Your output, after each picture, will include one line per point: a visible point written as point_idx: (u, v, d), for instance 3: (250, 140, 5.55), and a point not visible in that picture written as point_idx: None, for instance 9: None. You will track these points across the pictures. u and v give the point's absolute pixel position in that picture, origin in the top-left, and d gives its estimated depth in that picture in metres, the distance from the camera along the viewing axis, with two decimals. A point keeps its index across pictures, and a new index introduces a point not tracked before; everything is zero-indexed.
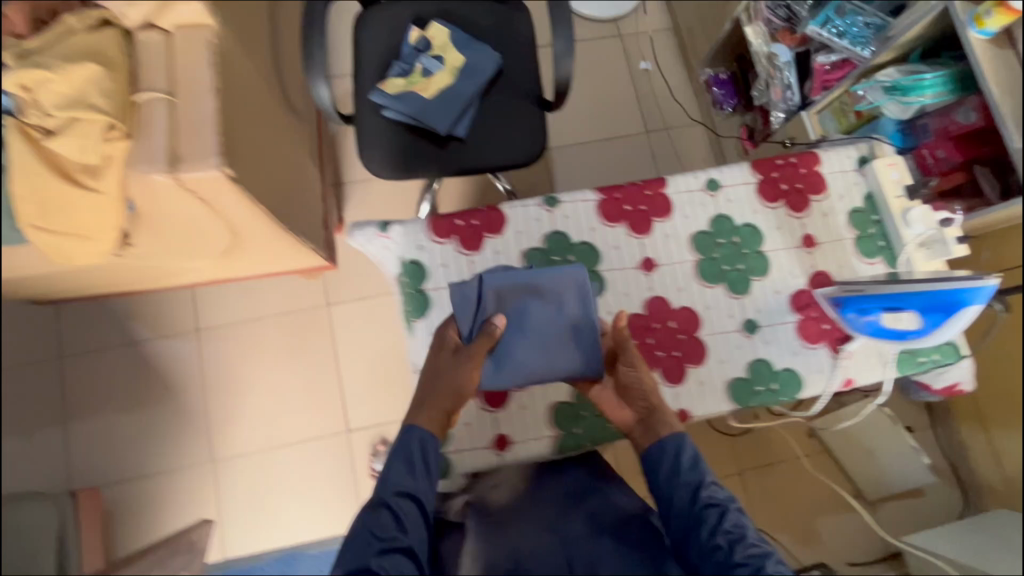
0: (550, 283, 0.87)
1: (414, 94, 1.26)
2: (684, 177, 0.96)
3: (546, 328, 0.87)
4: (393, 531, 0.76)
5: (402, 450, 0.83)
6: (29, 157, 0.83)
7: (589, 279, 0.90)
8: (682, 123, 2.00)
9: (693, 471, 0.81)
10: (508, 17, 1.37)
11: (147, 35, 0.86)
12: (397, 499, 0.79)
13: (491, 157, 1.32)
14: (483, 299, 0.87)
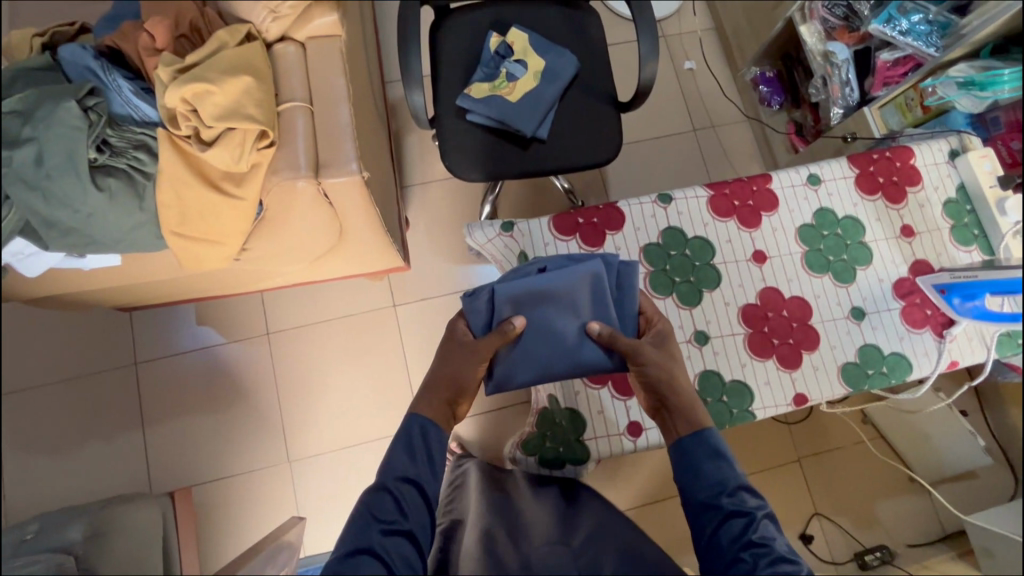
0: (565, 284, 0.90)
1: (499, 98, 1.31)
2: (787, 173, 1.01)
3: (557, 329, 0.90)
4: (393, 516, 0.76)
5: (403, 437, 0.83)
6: (179, 165, 0.86)
7: (606, 277, 0.90)
8: (728, 121, 2.05)
9: (717, 475, 0.78)
10: (582, 22, 1.42)
11: (284, 47, 0.90)
12: (399, 485, 0.79)
13: (571, 158, 1.36)
14: (492, 305, 0.91)
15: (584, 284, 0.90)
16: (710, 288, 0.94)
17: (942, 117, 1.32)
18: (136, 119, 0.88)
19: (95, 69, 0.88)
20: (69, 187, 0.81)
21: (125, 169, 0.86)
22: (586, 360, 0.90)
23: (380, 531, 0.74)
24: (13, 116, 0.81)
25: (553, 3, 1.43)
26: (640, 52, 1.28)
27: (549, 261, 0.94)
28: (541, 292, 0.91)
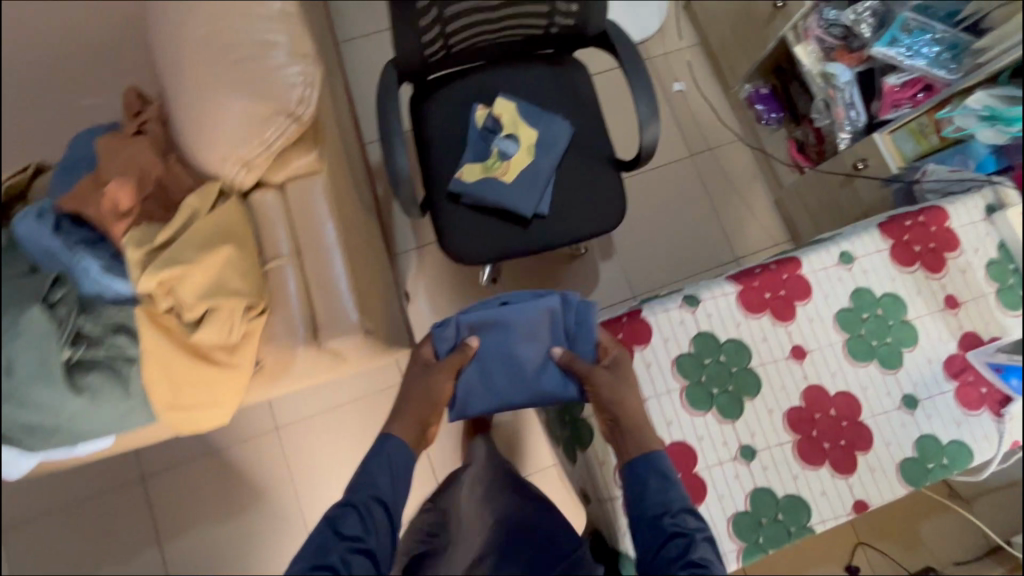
0: (521, 313, 0.91)
1: (494, 180, 1.23)
2: (817, 254, 0.94)
3: (515, 362, 0.92)
4: (353, 531, 0.79)
5: (376, 453, 0.86)
6: (164, 343, 0.80)
7: (562, 307, 0.91)
8: (724, 141, 1.96)
9: (659, 497, 0.75)
10: (569, 80, 1.33)
11: (261, 197, 0.90)
12: (365, 502, 0.82)
13: (574, 230, 1.28)
14: (454, 334, 0.93)
15: (544, 320, 0.92)
16: (751, 395, 0.88)
17: (956, 147, 1.24)
18: (110, 298, 0.85)
19: (57, 249, 0.83)
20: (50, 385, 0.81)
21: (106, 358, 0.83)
22: (542, 394, 0.91)
23: (339, 543, 0.77)
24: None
25: (537, 62, 1.34)
26: (637, 114, 1.19)
27: (512, 294, 0.95)
28: (500, 324, 0.92)
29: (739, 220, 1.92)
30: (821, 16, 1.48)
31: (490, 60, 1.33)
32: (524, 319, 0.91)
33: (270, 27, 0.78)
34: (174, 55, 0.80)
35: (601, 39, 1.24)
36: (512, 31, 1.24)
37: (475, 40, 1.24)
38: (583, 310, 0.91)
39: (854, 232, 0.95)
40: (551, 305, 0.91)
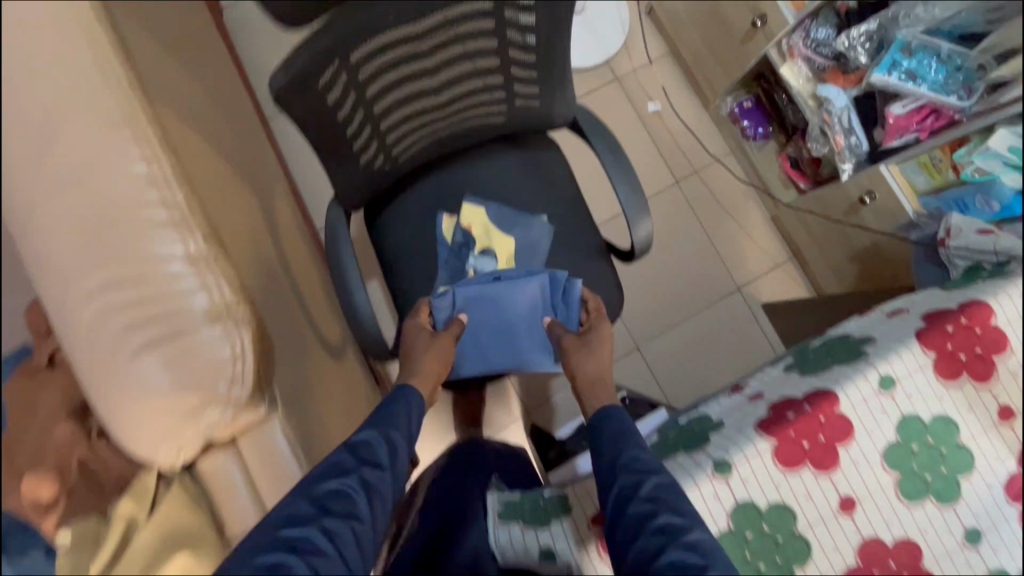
0: (512, 288, 1.12)
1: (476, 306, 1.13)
2: (855, 384, 0.83)
3: (505, 327, 1.13)
4: (375, 459, 0.79)
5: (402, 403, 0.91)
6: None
7: (547, 284, 1.12)
8: (710, 161, 1.81)
9: (614, 445, 0.86)
10: (541, 165, 1.18)
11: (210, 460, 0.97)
12: (388, 435, 0.84)
13: None
14: (452, 304, 1.10)
15: (531, 293, 1.12)
16: (802, 564, 0.79)
17: (967, 186, 1.10)
18: None
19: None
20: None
21: None
22: (530, 356, 1.14)
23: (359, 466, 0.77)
24: None
25: (502, 149, 1.17)
26: (625, 210, 1.05)
27: (504, 271, 1.14)
28: (492, 298, 1.12)
29: (735, 244, 1.79)
30: (808, 34, 1.32)
31: (442, 159, 1.15)
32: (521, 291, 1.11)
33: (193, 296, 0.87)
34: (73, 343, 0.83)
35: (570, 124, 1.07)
36: (465, 132, 1.06)
37: (424, 151, 1.06)
38: (566, 288, 1.11)
39: (892, 349, 0.85)
40: (537, 282, 1.11)
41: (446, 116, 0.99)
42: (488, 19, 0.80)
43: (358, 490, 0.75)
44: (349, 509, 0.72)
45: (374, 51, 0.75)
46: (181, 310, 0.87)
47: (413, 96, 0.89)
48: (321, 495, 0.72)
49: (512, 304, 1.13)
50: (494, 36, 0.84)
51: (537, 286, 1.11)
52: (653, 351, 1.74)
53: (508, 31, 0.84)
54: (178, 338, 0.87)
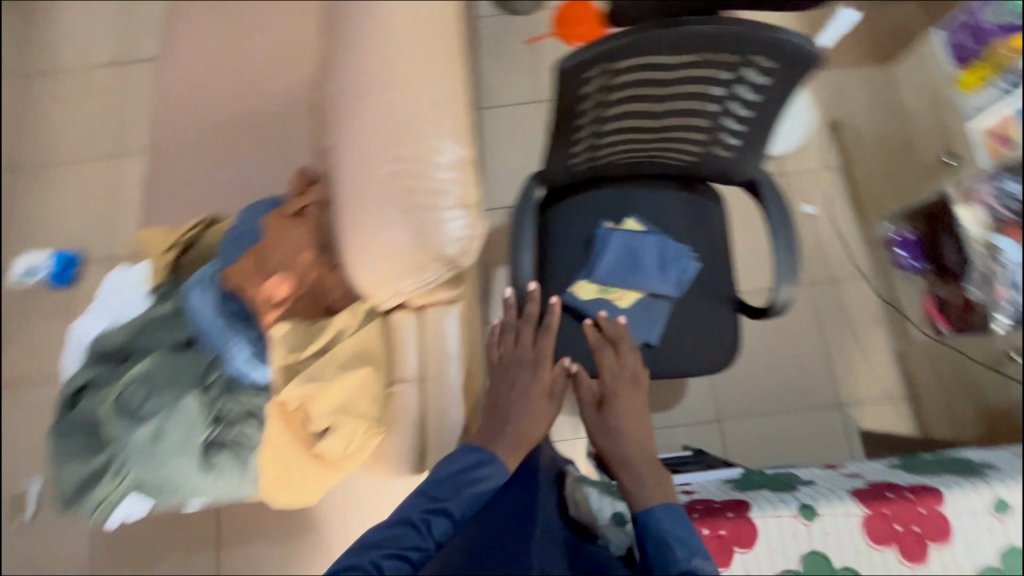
0: (656, 247, 1.23)
1: (608, 303, 1.21)
2: (965, 493, 0.84)
3: (641, 274, 1.22)
4: (440, 508, 0.83)
5: (467, 467, 0.90)
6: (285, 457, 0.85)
7: (685, 257, 1.24)
8: (850, 276, 1.83)
9: (659, 558, 0.80)
10: (703, 210, 1.32)
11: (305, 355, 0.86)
12: (452, 504, 0.84)
13: (680, 365, 1.23)
14: (607, 241, 1.24)
15: (668, 257, 1.23)
16: None
17: None
18: (247, 383, 0.87)
19: (219, 329, 0.88)
20: (102, 470, 0.83)
21: (235, 442, 0.86)
22: (648, 310, 1.22)
23: (425, 512, 0.83)
24: (135, 385, 0.83)
25: (676, 188, 1.32)
26: (774, 269, 1.13)
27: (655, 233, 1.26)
28: (638, 248, 1.23)
29: (850, 363, 1.77)
30: (1000, 186, 1.43)
31: (626, 179, 1.31)
32: (660, 242, 1.24)
33: (443, 179, 0.82)
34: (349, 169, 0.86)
35: (749, 184, 1.19)
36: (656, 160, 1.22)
37: (614, 166, 1.24)
38: (689, 262, 1.24)
39: (1016, 477, 0.84)
40: (675, 252, 1.24)
41: (650, 139, 1.15)
42: (729, 73, 0.95)
43: (412, 528, 0.81)
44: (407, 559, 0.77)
45: (635, 65, 0.93)
46: (432, 194, 0.82)
47: (637, 111, 1.05)
48: (379, 533, 0.79)
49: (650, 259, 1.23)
50: (723, 88, 0.98)
51: (677, 257, 1.23)
52: (733, 432, 1.74)
53: (737, 88, 0.98)
54: (428, 207, 0.82)
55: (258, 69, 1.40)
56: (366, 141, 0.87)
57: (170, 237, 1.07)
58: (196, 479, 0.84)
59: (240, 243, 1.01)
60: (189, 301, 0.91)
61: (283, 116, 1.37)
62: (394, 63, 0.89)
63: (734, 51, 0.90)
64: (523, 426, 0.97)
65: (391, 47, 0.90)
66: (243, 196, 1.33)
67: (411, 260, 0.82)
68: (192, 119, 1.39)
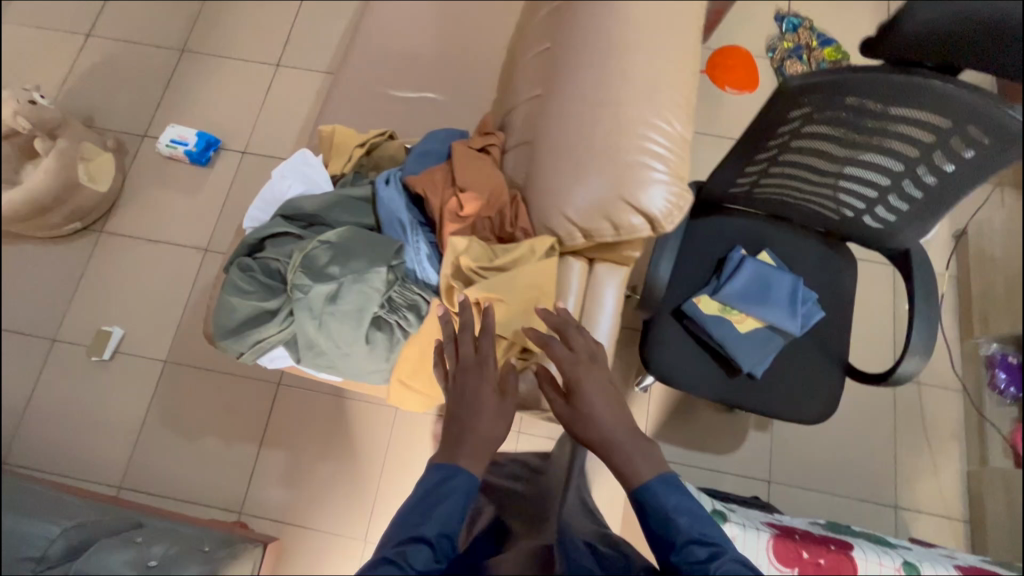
0: (786, 285, 1.24)
1: (727, 323, 1.24)
2: None
3: (766, 305, 1.22)
4: (419, 542, 0.67)
5: (429, 481, 0.71)
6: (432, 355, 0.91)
7: (812, 304, 1.24)
8: (938, 385, 1.80)
9: (664, 534, 0.74)
10: (836, 269, 1.33)
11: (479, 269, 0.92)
12: (428, 530, 0.68)
13: (767, 402, 1.25)
14: (739, 266, 1.27)
15: (794, 299, 1.23)
16: None
17: None
18: (417, 279, 0.96)
19: (405, 224, 0.97)
20: (272, 315, 0.91)
21: (392, 326, 0.91)
22: (762, 340, 1.23)
23: (399, 544, 0.66)
24: (325, 247, 0.90)
25: (817, 240, 1.35)
26: (907, 340, 1.12)
27: (786, 272, 1.27)
28: (768, 281, 1.25)
29: (915, 470, 1.74)
30: None
31: (773, 217, 1.34)
32: (794, 280, 1.24)
33: (652, 150, 0.88)
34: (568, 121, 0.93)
35: (899, 253, 1.19)
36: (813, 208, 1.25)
37: (771, 203, 1.27)
38: (814, 309, 1.24)
39: None
40: (803, 295, 1.24)
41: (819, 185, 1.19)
42: (930, 137, 0.98)
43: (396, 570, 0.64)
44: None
45: (845, 104, 0.97)
46: (639, 159, 0.88)
47: (819, 151, 1.09)
48: None
49: (778, 294, 1.23)
50: (919, 149, 1.01)
51: (805, 301, 1.23)
52: (779, 496, 1.71)
53: (934, 154, 1.00)
54: (634, 170, 0.87)
55: (463, 18, 1.51)
56: (593, 103, 0.94)
57: (364, 135, 1.17)
58: (351, 351, 0.89)
59: (424, 159, 1.10)
60: (378, 194, 0.99)
61: (472, 66, 1.47)
62: (635, 40, 0.96)
63: (952, 114, 0.92)
64: (487, 428, 0.74)
65: (635, 25, 0.97)
66: (417, 126, 1.42)
67: (603, 212, 0.87)
68: (392, 41, 1.49)
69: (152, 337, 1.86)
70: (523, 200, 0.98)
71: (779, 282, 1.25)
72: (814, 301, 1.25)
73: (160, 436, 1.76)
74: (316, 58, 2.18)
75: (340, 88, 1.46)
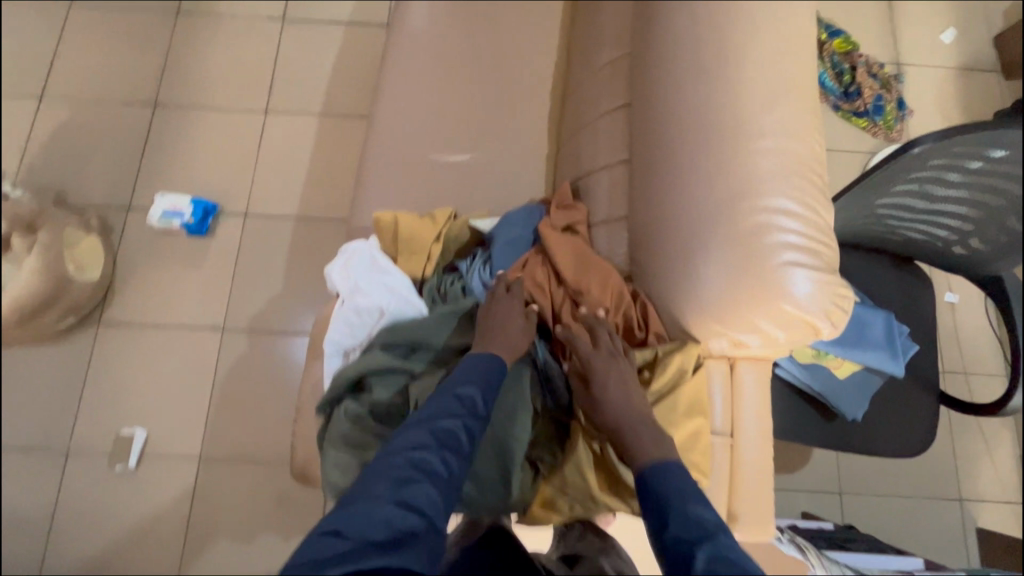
0: (880, 324, 1.19)
1: (824, 369, 1.20)
2: None
3: (864, 346, 1.17)
4: (471, 400, 0.77)
5: (471, 361, 0.82)
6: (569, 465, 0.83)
7: (908, 341, 1.21)
8: (985, 373, 1.83)
9: (657, 511, 0.66)
10: (916, 291, 1.30)
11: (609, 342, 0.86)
12: (472, 392, 0.78)
13: (871, 443, 1.22)
14: None
15: (889, 335, 1.18)
16: None
17: None
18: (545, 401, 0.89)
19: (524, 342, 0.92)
20: None
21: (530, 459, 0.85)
22: (861, 383, 1.20)
23: (457, 394, 0.77)
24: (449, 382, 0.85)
25: (892, 264, 1.31)
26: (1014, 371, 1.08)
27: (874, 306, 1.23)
28: (861, 320, 1.20)
29: (972, 461, 1.77)
30: None
31: (879, 247, 1.31)
32: (886, 318, 1.19)
33: (785, 232, 0.78)
34: (689, 194, 0.85)
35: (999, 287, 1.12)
36: (919, 236, 1.20)
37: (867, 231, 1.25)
38: (909, 344, 1.20)
39: None
40: (898, 332, 1.20)
41: (924, 214, 1.14)
42: None
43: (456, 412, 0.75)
44: (440, 469, 0.69)
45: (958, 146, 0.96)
46: (772, 240, 0.78)
47: None
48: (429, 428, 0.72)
49: (874, 334, 1.19)
50: None
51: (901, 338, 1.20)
52: (852, 504, 1.73)
53: None
54: (767, 255, 0.78)
55: (497, 62, 1.39)
56: (711, 170, 0.85)
57: (436, 227, 1.07)
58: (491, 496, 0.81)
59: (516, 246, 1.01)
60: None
61: (515, 114, 1.35)
62: (758, 100, 0.85)
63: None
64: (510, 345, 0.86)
65: (756, 82, 0.86)
66: (464, 189, 1.30)
67: (729, 302, 0.79)
68: (424, 97, 1.37)
69: (180, 433, 1.70)
70: (645, 297, 0.90)
71: (872, 321, 1.20)
72: (908, 337, 1.22)
73: (209, 538, 1.63)
74: (310, 98, 1.98)
75: (376, 155, 1.33)
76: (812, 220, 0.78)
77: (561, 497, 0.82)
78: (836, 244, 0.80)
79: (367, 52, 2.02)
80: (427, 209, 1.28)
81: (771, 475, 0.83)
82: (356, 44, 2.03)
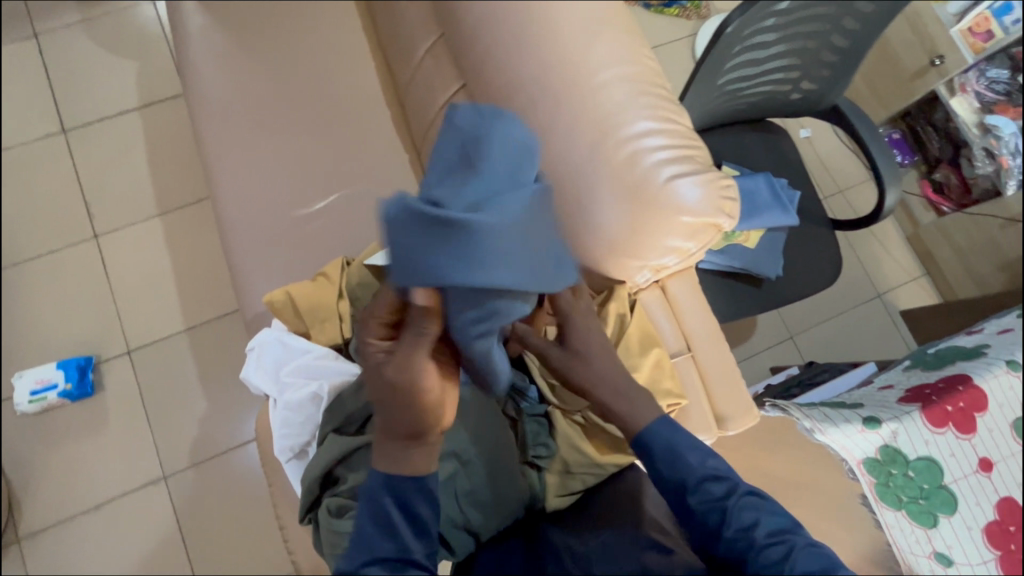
0: (761, 186, 1.29)
1: (737, 246, 1.29)
2: None
3: (758, 212, 1.26)
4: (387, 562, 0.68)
5: (368, 507, 0.70)
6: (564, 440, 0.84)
7: (790, 191, 1.32)
8: (856, 183, 2.06)
9: (675, 475, 0.72)
10: (777, 143, 1.41)
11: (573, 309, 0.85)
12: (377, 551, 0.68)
13: (797, 289, 1.33)
14: None
15: (772, 192, 1.28)
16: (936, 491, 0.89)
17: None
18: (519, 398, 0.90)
19: None
20: None
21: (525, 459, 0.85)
22: (769, 244, 1.29)
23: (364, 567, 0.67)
24: None
25: (751, 128, 1.41)
26: (878, 175, 1.20)
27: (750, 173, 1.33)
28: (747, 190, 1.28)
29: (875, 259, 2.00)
30: (982, 74, 1.63)
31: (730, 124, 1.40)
32: (766, 179, 1.29)
33: (656, 150, 0.81)
34: (560, 148, 0.85)
35: (928, 98, 1.75)
36: (758, 103, 1.29)
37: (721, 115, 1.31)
38: (791, 193, 1.31)
39: None
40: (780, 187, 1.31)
41: (757, 82, 1.22)
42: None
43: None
44: None
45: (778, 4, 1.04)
46: (649, 162, 0.80)
47: (752, 51, 1.13)
48: None
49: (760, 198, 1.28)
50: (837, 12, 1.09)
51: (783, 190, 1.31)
52: (804, 342, 1.90)
53: (845, 21, 1.11)
54: (649, 177, 0.80)
55: (318, 92, 1.29)
56: (570, 117, 0.84)
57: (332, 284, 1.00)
58: (495, 511, 0.81)
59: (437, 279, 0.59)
60: None
61: (360, 136, 1.27)
62: (582, 34, 0.86)
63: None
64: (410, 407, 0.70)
65: (571, 19, 0.86)
66: (343, 229, 1.22)
67: (636, 230, 0.81)
68: (258, 157, 1.25)
69: None
70: None
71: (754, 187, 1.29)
72: (789, 188, 1.33)
73: None
74: (138, 203, 1.77)
75: (236, 237, 1.22)
76: (672, 131, 0.82)
77: (570, 476, 0.84)
78: (704, 145, 0.85)
79: (178, 131, 1.83)
80: (317, 267, 1.20)
81: (737, 373, 0.87)
82: (162, 127, 1.82)
